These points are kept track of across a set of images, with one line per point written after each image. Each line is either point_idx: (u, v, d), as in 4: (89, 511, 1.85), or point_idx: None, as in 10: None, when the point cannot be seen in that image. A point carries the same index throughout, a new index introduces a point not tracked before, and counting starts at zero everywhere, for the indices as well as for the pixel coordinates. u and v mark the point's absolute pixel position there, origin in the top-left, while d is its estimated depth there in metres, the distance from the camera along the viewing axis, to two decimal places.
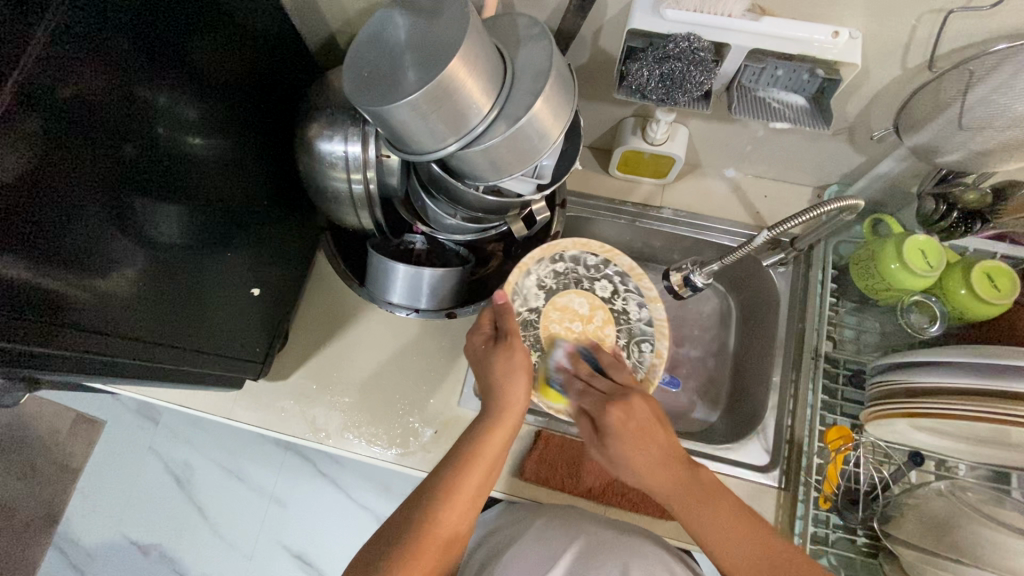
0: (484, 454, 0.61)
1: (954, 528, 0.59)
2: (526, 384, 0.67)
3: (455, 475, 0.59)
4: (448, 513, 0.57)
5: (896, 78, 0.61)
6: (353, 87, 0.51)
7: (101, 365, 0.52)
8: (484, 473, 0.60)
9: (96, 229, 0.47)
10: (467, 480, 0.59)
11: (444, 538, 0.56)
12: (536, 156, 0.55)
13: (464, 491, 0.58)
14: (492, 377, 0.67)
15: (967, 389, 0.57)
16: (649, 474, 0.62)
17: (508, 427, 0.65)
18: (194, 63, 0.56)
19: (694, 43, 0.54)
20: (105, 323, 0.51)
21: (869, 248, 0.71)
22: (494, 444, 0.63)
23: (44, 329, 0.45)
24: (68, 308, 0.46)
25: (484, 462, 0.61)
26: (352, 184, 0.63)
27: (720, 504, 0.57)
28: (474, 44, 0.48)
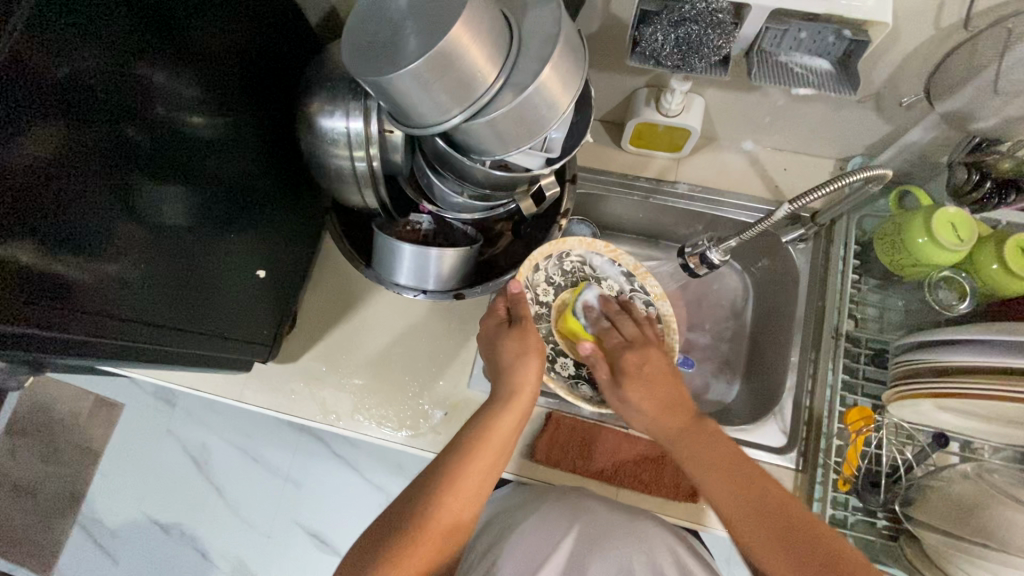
0: (492, 438, 0.60)
1: (981, 512, 0.56)
2: (538, 367, 0.66)
3: (462, 459, 0.57)
4: (453, 498, 0.55)
5: (929, 38, 0.57)
6: (353, 58, 0.49)
7: (109, 350, 0.51)
8: (494, 457, 0.59)
9: (98, 212, 0.46)
10: (474, 463, 0.57)
11: (448, 526, 0.54)
12: (544, 128, 0.53)
13: (471, 475, 0.57)
14: (503, 359, 0.66)
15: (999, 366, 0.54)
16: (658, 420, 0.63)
17: (519, 411, 0.64)
18: (190, 36, 0.54)
19: (712, 4, 0.51)
20: (113, 309, 0.50)
21: (895, 221, 0.68)
22: (506, 426, 0.61)
23: (47, 314, 0.44)
24: (73, 293, 0.46)
25: (492, 446, 0.59)
26: (355, 161, 0.61)
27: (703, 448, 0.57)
28: (477, 10, 0.46)
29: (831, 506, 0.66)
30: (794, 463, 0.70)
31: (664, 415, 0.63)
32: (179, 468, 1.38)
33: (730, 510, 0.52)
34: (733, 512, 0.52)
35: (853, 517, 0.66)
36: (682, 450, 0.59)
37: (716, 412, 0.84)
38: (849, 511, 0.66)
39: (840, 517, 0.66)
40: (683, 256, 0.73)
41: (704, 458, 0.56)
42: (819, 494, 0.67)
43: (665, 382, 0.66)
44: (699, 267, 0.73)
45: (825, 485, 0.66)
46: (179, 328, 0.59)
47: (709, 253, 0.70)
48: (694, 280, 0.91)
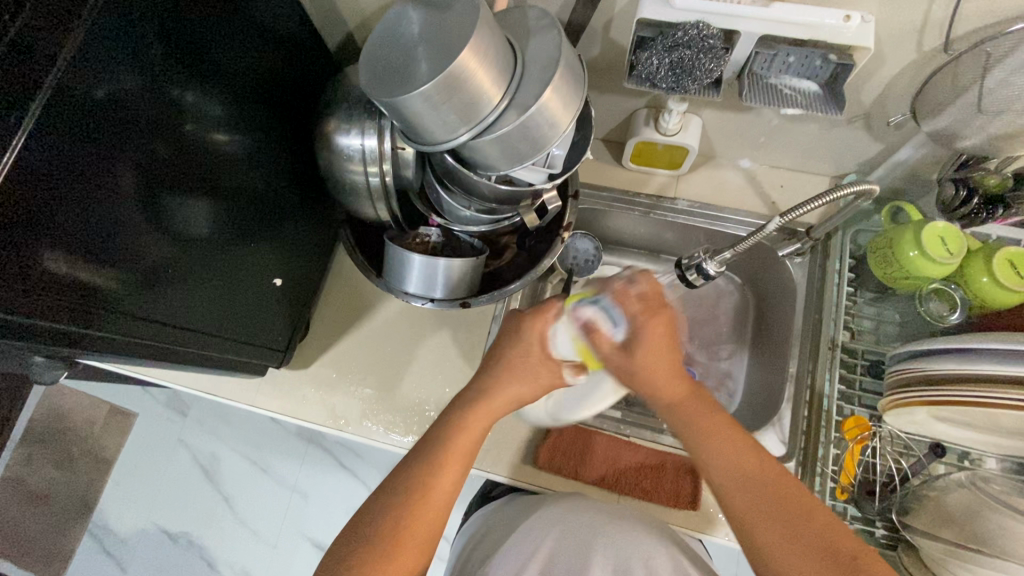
0: (462, 444, 0.60)
1: (976, 518, 0.58)
2: (522, 387, 0.64)
3: (431, 474, 0.58)
4: (428, 508, 0.56)
5: (912, 61, 0.60)
6: (368, 80, 0.53)
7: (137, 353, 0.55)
8: (460, 465, 0.59)
9: (131, 221, 0.50)
10: (444, 473, 0.58)
11: (432, 519, 0.56)
12: (547, 145, 0.56)
13: (440, 487, 0.57)
14: (496, 372, 0.65)
15: (991, 375, 0.56)
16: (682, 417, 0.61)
17: (492, 417, 0.63)
18: (218, 60, 0.58)
19: (703, 31, 0.55)
20: (139, 314, 0.54)
21: (886, 235, 0.70)
22: (477, 429, 0.61)
23: (83, 319, 0.48)
24: (105, 299, 0.49)
25: (461, 454, 0.60)
26: (369, 177, 0.65)
27: (723, 437, 0.58)
28: (484, 38, 0.50)
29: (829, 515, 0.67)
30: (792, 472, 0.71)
31: (674, 384, 0.62)
32: (190, 478, 1.41)
33: (746, 510, 0.54)
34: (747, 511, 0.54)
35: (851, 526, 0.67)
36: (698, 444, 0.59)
37: None
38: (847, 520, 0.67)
39: None
40: (681, 270, 0.75)
41: (725, 450, 0.57)
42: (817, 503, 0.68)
43: (663, 351, 0.62)
44: (695, 277, 0.75)
45: (822, 494, 0.68)
46: (201, 333, 0.63)
47: (705, 264, 0.72)
48: (694, 293, 0.94)
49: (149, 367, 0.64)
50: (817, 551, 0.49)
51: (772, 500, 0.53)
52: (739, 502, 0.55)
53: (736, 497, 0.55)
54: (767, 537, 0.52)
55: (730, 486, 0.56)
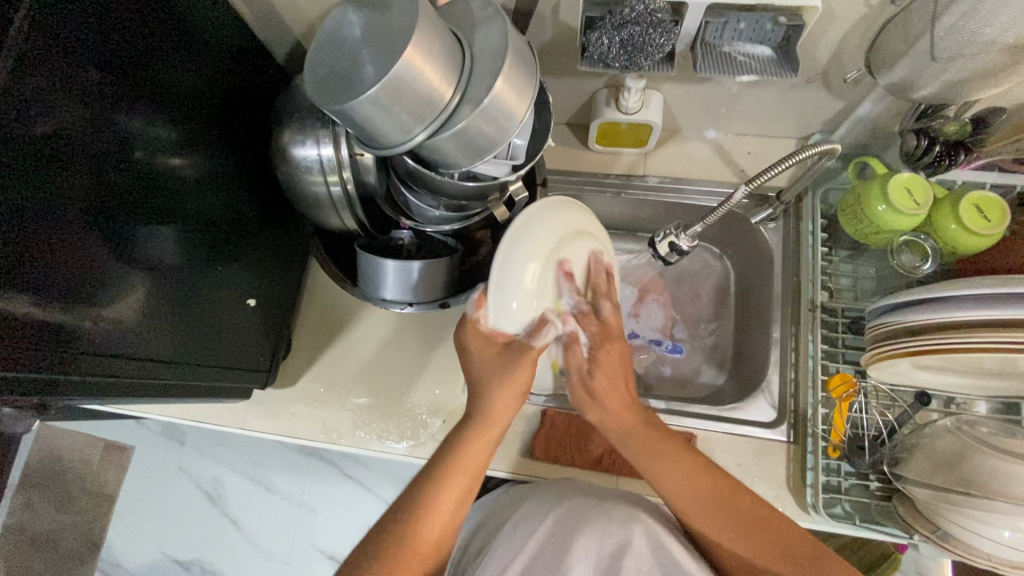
0: (463, 458, 0.62)
1: (964, 462, 0.58)
2: (509, 393, 0.66)
3: (433, 487, 0.60)
4: (427, 530, 0.58)
5: (862, 16, 0.60)
6: (314, 88, 0.52)
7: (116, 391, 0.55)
8: (466, 476, 0.62)
9: (93, 256, 0.49)
10: (449, 485, 0.60)
11: (436, 533, 0.59)
12: (505, 136, 0.56)
13: (443, 502, 0.60)
14: (480, 380, 0.66)
15: (963, 321, 0.56)
16: (677, 488, 0.63)
17: (493, 425, 0.66)
18: (162, 81, 0.57)
19: (649, 6, 0.54)
20: (114, 349, 0.53)
21: (855, 192, 0.70)
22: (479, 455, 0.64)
23: (58, 360, 0.47)
24: (79, 338, 0.49)
25: (463, 466, 0.62)
26: (330, 186, 0.63)
27: (675, 454, 0.64)
28: (427, 36, 0.49)
29: (824, 473, 0.68)
30: (785, 435, 0.72)
31: (620, 404, 0.67)
32: (195, 504, 1.40)
33: (737, 546, 0.61)
34: (731, 546, 0.62)
35: (847, 482, 0.68)
36: (652, 468, 0.64)
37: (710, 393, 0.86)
38: (842, 476, 0.68)
39: (834, 483, 0.68)
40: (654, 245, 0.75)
41: (677, 478, 0.63)
42: (811, 463, 0.69)
43: (619, 378, 0.68)
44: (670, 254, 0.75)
45: (816, 454, 0.69)
46: (182, 362, 0.62)
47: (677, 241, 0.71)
48: (675, 268, 0.94)
49: (130, 403, 0.63)
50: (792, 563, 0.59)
51: (742, 516, 0.61)
52: (692, 516, 0.63)
53: (668, 484, 0.63)
54: (717, 534, 0.62)
55: (695, 510, 0.62)
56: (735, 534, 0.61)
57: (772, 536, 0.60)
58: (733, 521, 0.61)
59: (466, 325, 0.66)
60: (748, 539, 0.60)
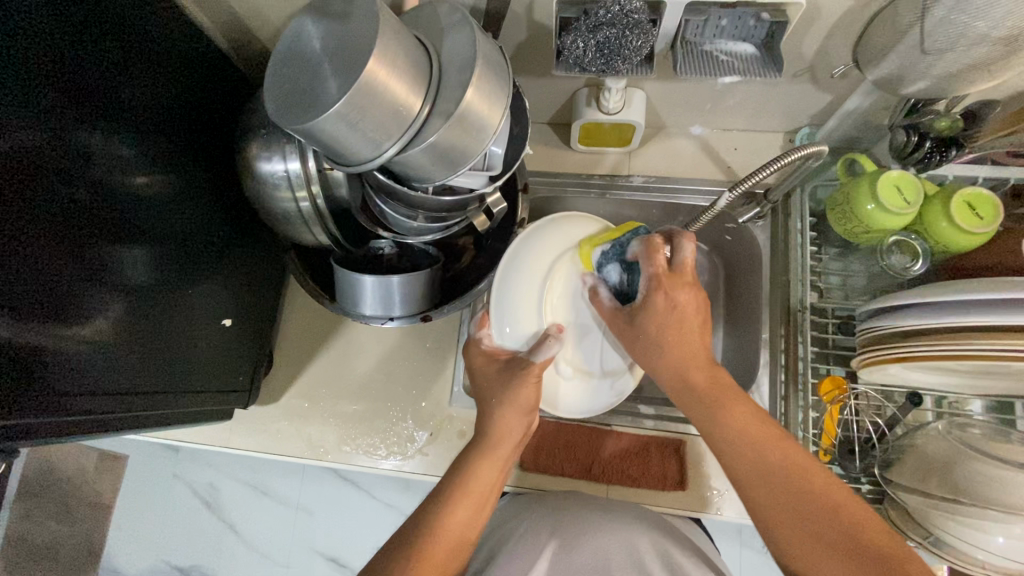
0: (476, 480, 0.63)
1: (955, 468, 0.57)
2: (520, 418, 0.68)
3: (446, 504, 0.61)
4: (438, 547, 0.58)
5: (849, 9, 0.57)
6: (276, 107, 0.49)
7: (102, 426, 0.53)
8: (477, 500, 0.62)
9: (61, 290, 0.48)
10: (461, 503, 0.61)
11: (444, 556, 0.58)
12: (480, 147, 0.53)
13: (457, 518, 0.60)
14: (490, 406, 0.68)
15: (953, 326, 0.55)
16: (740, 425, 0.57)
17: (505, 446, 0.67)
18: (123, 97, 0.54)
19: (626, 6, 0.51)
20: (92, 382, 0.52)
21: (843, 190, 0.68)
22: (490, 474, 0.64)
23: (36, 399, 0.46)
24: (57, 373, 0.47)
25: (475, 488, 0.62)
26: (299, 202, 0.61)
27: (733, 408, 0.58)
28: (390, 49, 0.46)
29: None
30: None
31: (689, 351, 0.62)
32: (192, 511, 1.39)
33: (777, 511, 0.52)
34: (779, 513, 0.52)
35: None
36: (700, 409, 0.59)
37: None
38: None
39: None
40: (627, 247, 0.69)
41: (745, 431, 0.56)
42: None
43: (686, 331, 0.63)
44: None
45: None
46: (163, 391, 0.61)
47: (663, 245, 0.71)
48: None
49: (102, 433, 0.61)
50: (846, 534, 0.49)
51: (813, 505, 0.51)
52: (759, 495, 0.53)
53: (750, 480, 0.54)
54: (762, 496, 0.53)
55: (737, 458, 0.55)
56: (788, 517, 0.51)
57: (855, 544, 0.48)
58: (802, 503, 0.51)
59: (471, 346, 0.74)
60: (812, 516, 0.51)
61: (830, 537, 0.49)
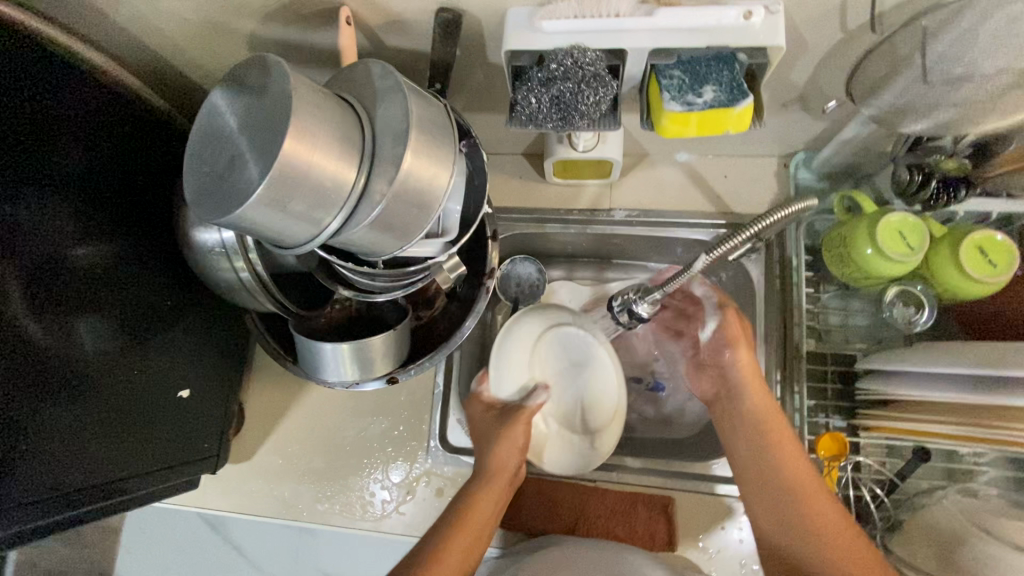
0: (473, 516, 0.61)
1: (962, 548, 0.52)
2: (514, 452, 0.67)
3: (441, 541, 0.58)
4: None
5: (838, 40, 0.51)
6: (198, 195, 0.44)
7: (35, 524, 0.50)
8: (472, 538, 0.60)
9: None
10: (454, 542, 0.58)
11: None
12: (432, 211, 0.48)
13: (450, 559, 0.57)
14: (485, 444, 0.68)
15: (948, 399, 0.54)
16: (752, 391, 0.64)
17: (500, 483, 0.66)
18: (56, 167, 0.51)
19: (579, 58, 0.46)
20: (27, 485, 0.49)
21: (841, 230, 0.62)
22: (484, 508, 0.63)
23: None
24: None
25: (470, 525, 0.60)
26: (239, 272, 0.57)
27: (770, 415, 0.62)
28: (307, 129, 0.41)
29: None
30: None
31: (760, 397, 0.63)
32: None
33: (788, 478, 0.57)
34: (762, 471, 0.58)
35: None
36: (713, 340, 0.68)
37: (694, 437, 0.80)
38: None
39: None
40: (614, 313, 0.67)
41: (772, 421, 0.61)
42: None
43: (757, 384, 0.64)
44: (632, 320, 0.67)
45: None
46: (121, 475, 0.58)
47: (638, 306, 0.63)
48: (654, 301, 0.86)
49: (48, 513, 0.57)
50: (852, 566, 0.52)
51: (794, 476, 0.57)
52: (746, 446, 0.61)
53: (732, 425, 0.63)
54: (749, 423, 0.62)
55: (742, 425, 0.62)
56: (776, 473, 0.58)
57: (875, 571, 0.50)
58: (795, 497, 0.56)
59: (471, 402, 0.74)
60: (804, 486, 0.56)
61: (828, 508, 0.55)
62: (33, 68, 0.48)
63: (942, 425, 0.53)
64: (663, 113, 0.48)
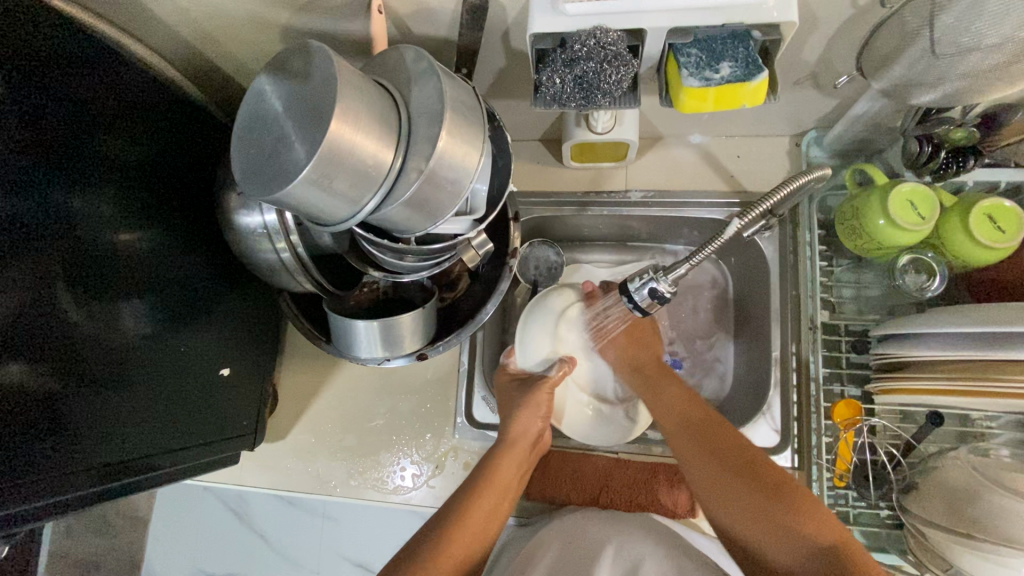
0: (498, 476, 0.67)
1: (974, 501, 0.54)
2: (534, 416, 0.73)
3: (470, 496, 0.64)
4: (456, 543, 0.59)
5: (849, 17, 0.53)
6: (247, 175, 0.48)
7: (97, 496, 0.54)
8: (498, 495, 0.66)
9: (50, 355, 0.49)
10: (481, 499, 0.64)
11: (465, 546, 0.60)
12: (463, 190, 0.50)
13: (479, 511, 0.63)
14: (509, 409, 0.73)
15: (957, 359, 0.56)
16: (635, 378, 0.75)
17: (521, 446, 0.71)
18: (107, 156, 0.54)
19: (601, 38, 0.48)
20: (78, 454, 0.51)
21: (853, 203, 0.64)
22: (509, 469, 0.68)
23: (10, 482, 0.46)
24: (37, 450, 0.48)
25: (497, 483, 0.66)
26: (279, 253, 0.60)
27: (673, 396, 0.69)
28: (351, 110, 0.44)
29: (829, 503, 0.66)
30: (790, 461, 0.70)
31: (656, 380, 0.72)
32: None
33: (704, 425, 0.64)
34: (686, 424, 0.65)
35: (856, 511, 0.65)
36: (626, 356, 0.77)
37: (712, 411, 0.82)
38: (850, 505, 0.65)
39: (842, 512, 0.66)
40: (631, 299, 0.62)
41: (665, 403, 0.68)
42: (816, 492, 0.67)
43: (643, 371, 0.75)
44: (654, 305, 0.62)
45: (820, 484, 0.66)
46: (172, 447, 0.63)
47: (659, 285, 0.59)
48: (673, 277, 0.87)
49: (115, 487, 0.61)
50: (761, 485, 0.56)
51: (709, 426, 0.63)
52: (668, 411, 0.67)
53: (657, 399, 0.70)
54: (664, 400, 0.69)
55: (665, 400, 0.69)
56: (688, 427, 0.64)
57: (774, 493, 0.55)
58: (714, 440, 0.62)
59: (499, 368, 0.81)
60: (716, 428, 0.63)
61: (749, 492, 0.56)
62: (88, 61, 0.51)
63: (951, 382, 0.55)
64: (682, 88, 0.51)
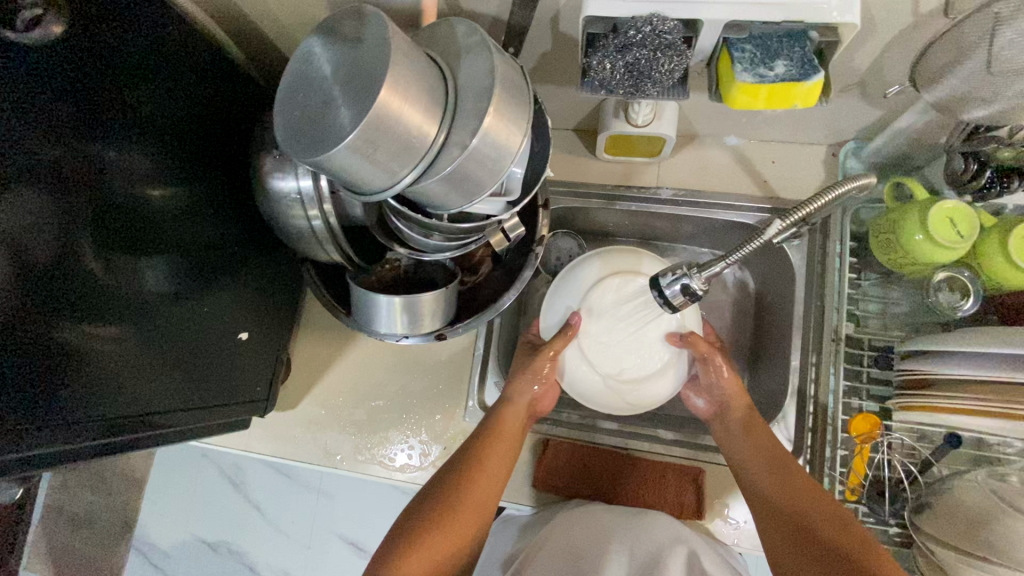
0: (504, 429, 0.70)
1: (989, 525, 0.54)
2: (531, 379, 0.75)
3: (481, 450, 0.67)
4: (470, 494, 0.64)
5: (906, 26, 0.52)
6: (289, 138, 0.47)
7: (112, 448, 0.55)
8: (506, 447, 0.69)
9: (84, 306, 0.49)
10: (490, 456, 0.68)
11: (478, 502, 0.64)
12: (504, 169, 0.50)
13: (490, 465, 0.67)
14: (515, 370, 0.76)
15: (982, 381, 0.55)
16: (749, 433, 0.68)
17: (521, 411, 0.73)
18: (149, 111, 0.54)
19: (657, 26, 0.48)
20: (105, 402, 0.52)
21: (889, 217, 0.63)
22: (512, 423, 0.71)
23: (23, 426, 0.45)
24: (68, 400, 0.48)
25: (504, 435, 0.70)
26: (311, 221, 0.60)
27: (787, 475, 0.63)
28: (400, 79, 0.43)
29: None
30: None
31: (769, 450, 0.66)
32: None
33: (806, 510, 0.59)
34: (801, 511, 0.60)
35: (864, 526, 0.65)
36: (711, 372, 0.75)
37: None
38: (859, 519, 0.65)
39: None
40: (661, 292, 0.61)
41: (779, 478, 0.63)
42: None
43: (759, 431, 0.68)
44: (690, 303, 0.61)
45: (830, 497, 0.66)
46: (188, 408, 0.63)
47: (694, 280, 0.58)
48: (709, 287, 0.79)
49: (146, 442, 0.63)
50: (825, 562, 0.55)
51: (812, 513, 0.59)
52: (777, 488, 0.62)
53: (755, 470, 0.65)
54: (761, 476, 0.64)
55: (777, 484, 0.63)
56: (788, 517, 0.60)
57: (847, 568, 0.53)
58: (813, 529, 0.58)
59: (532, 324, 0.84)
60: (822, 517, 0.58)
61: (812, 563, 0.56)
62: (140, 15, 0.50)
63: (973, 403, 0.55)
64: (733, 83, 0.50)
